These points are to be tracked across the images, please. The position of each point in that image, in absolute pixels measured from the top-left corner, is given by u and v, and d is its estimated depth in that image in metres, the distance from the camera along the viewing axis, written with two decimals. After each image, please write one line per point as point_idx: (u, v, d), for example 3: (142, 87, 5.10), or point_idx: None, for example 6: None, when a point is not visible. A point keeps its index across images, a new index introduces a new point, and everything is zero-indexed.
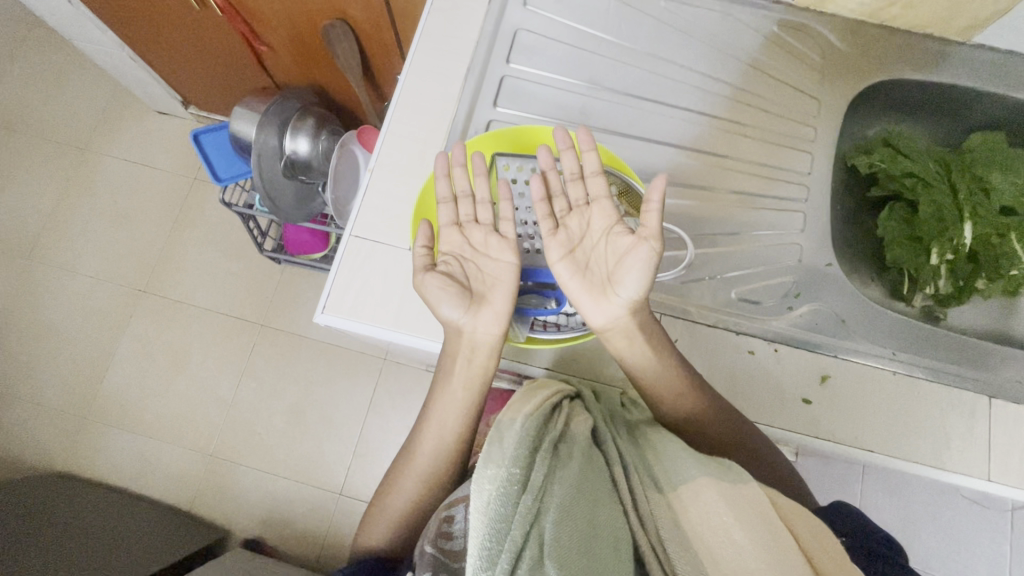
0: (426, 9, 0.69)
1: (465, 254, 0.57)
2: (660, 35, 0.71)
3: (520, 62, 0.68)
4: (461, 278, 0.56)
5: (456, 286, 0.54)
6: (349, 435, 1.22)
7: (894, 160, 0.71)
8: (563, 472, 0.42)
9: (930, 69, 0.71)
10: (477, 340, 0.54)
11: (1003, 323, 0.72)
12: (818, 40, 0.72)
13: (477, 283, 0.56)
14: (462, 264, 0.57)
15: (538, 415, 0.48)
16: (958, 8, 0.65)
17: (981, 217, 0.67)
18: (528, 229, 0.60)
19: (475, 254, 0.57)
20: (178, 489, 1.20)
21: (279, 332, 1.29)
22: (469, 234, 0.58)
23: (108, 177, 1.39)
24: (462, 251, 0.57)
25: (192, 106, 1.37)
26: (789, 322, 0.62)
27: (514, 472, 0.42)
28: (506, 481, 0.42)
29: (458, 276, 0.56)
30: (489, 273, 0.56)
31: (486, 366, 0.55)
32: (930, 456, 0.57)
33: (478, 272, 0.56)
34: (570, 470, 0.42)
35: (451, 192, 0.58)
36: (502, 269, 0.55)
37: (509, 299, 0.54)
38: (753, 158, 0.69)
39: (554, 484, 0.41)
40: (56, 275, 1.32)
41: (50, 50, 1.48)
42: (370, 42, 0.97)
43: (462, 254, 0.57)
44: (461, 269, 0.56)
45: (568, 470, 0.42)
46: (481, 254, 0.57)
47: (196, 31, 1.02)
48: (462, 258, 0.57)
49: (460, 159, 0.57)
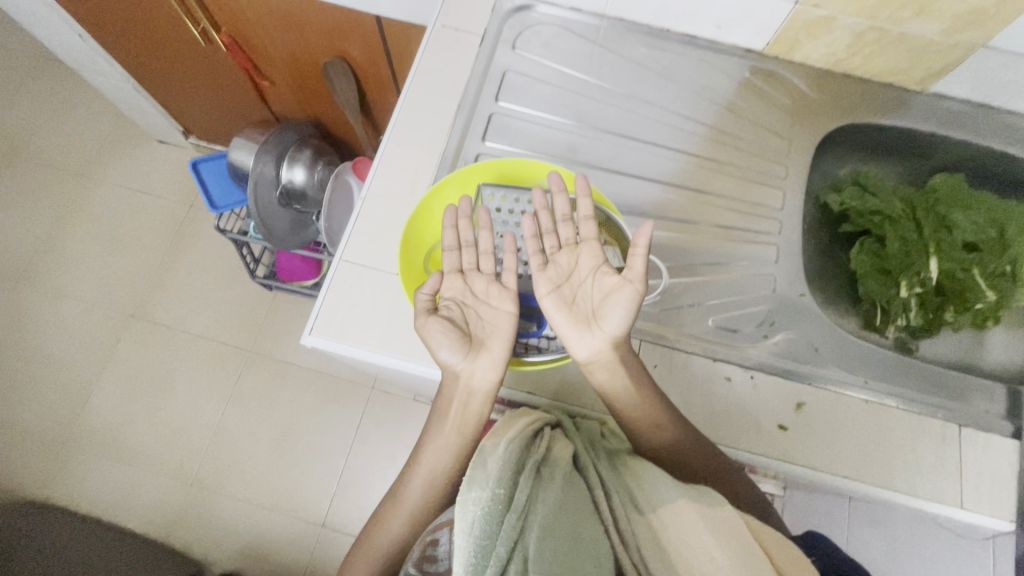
0: (421, 50, 0.73)
1: (466, 300, 0.59)
2: (640, 78, 0.75)
3: (508, 100, 0.72)
4: (461, 324, 0.57)
5: (457, 332, 0.56)
6: (334, 463, 1.20)
7: (863, 198, 0.74)
8: (545, 493, 0.43)
9: (892, 114, 0.76)
10: (475, 386, 0.55)
11: (973, 353, 0.74)
12: (786, 85, 0.77)
13: (475, 330, 0.57)
14: (463, 310, 0.58)
15: (520, 439, 0.48)
16: (914, 58, 0.70)
17: (944, 253, 0.70)
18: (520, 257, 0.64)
19: (476, 301, 0.59)
20: (155, 520, 1.16)
21: (268, 359, 1.28)
22: (471, 279, 0.60)
23: (105, 204, 1.41)
24: (463, 297, 0.59)
25: (192, 135, 1.41)
26: (765, 351, 0.64)
27: (498, 493, 0.43)
28: (490, 501, 0.42)
29: (458, 322, 0.57)
30: (489, 321, 0.57)
31: (480, 412, 0.56)
32: (903, 484, 0.58)
33: (477, 319, 0.58)
34: (552, 491, 0.43)
35: (457, 240, 0.60)
36: (502, 318, 0.57)
37: (508, 347, 0.55)
38: (730, 193, 0.72)
39: (536, 503, 0.42)
40: (46, 299, 1.32)
41: (56, 81, 1.52)
42: (367, 79, 1.02)
43: (463, 300, 0.59)
44: (461, 315, 0.58)
45: (551, 490, 0.43)
46: (482, 302, 0.58)
47: (199, 65, 1.07)
48: (463, 304, 0.58)
49: (466, 211, 0.59)
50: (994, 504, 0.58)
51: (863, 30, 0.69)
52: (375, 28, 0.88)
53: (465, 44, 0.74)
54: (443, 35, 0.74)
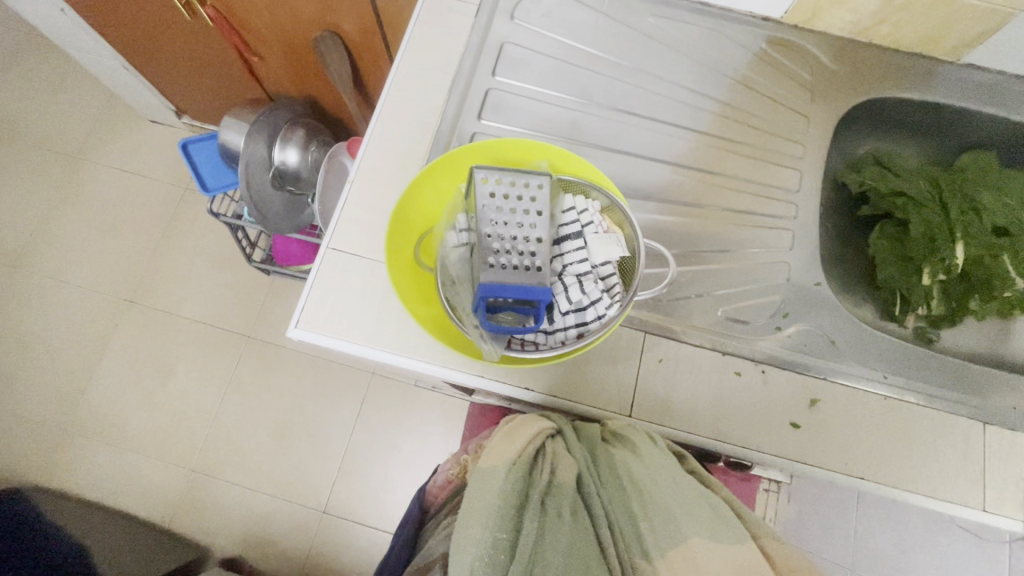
0: (412, 22, 0.68)
1: None
2: (648, 51, 0.70)
3: (506, 75, 0.67)
4: None
5: None
6: (336, 451, 1.25)
7: (885, 179, 0.70)
8: (554, 540, 0.41)
9: (920, 88, 0.70)
10: None
11: (999, 345, 0.70)
12: (806, 58, 0.71)
13: None
14: None
15: (519, 467, 0.46)
16: (947, 25, 0.65)
17: (973, 238, 0.65)
18: (463, 236, 0.54)
19: None
20: (161, 503, 1.22)
21: (266, 345, 1.33)
22: None
23: (98, 189, 1.43)
24: None
25: (184, 116, 1.43)
26: (777, 344, 0.60)
27: (500, 538, 0.41)
28: (492, 549, 0.40)
29: None
30: None
31: None
32: (924, 486, 0.55)
33: None
34: (560, 538, 0.41)
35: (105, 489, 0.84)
36: None
37: None
38: (742, 174, 0.67)
39: (544, 551, 0.40)
40: (44, 287, 1.35)
41: (47, 62, 1.53)
42: (359, 52, 0.97)
43: None
44: None
45: (559, 536, 0.41)
46: None
47: (188, 36, 1.04)
48: None
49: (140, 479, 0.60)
50: (1019, 509, 0.54)
51: None
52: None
53: (459, 14, 0.69)
54: (437, 5, 0.69)
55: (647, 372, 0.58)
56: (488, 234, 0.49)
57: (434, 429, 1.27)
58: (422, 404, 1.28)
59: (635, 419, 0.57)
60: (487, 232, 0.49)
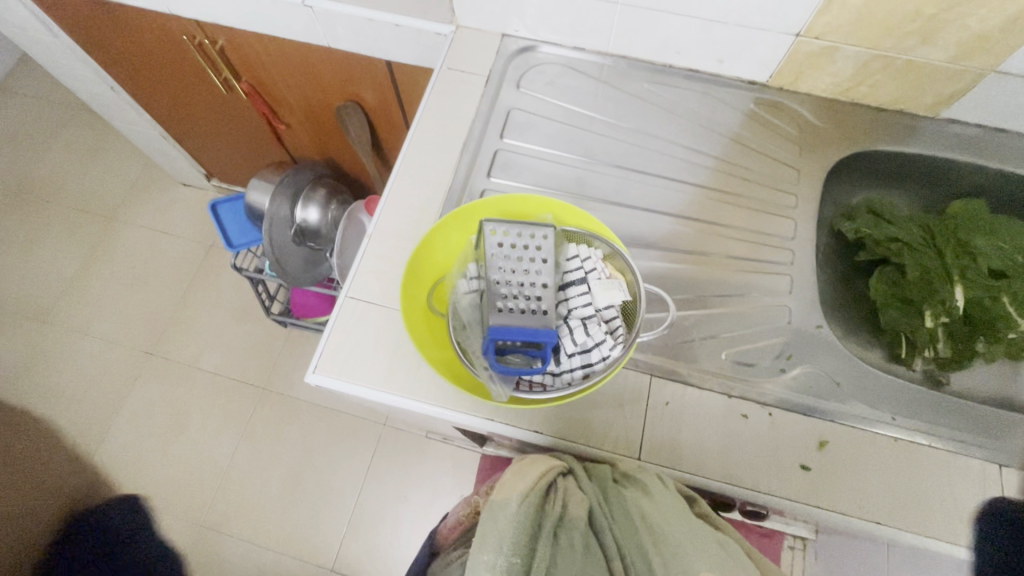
0: (428, 92, 0.75)
1: None
2: (644, 113, 0.76)
3: (513, 137, 0.73)
4: None
5: None
6: (345, 505, 1.23)
7: (878, 226, 0.73)
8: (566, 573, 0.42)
9: (904, 141, 0.75)
10: None
11: (1009, 387, 0.70)
12: (793, 116, 0.76)
13: None
14: None
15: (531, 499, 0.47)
16: (922, 85, 0.70)
17: (970, 281, 0.67)
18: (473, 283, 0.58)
19: None
20: (166, 560, 1.20)
21: (280, 396, 1.34)
22: None
23: (129, 247, 1.51)
24: None
25: (214, 178, 1.52)
26: (783, 386, 0.61)
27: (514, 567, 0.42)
28: None
29: None
30: None
31: None
32: (942, 531, 0.54)
33: None
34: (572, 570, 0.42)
35: None
36: None
37: None
38: (739, 223, 0.71)
39: None
40: (70, 341, 1.40)
41: (92, 133, 1.67)
42: (379, 119, 1.05)
43: None
44: None
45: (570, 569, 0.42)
46: None
47: (223, 106, 1.13)
48: None
49: None
50: None
51: (867, 59, 0.68)
52: (385, 73, 0.91)
53: (470, 84, 0.76)
54: (450, 77, 0.76)
55: (655, 414, 0.59)
56: (497, 281, 0.52)
57: (445, 482, 1.25)
58: (433, 456, 1.27)
59: (644, 461, 0.57)
60: (496, 278, 0.52)
